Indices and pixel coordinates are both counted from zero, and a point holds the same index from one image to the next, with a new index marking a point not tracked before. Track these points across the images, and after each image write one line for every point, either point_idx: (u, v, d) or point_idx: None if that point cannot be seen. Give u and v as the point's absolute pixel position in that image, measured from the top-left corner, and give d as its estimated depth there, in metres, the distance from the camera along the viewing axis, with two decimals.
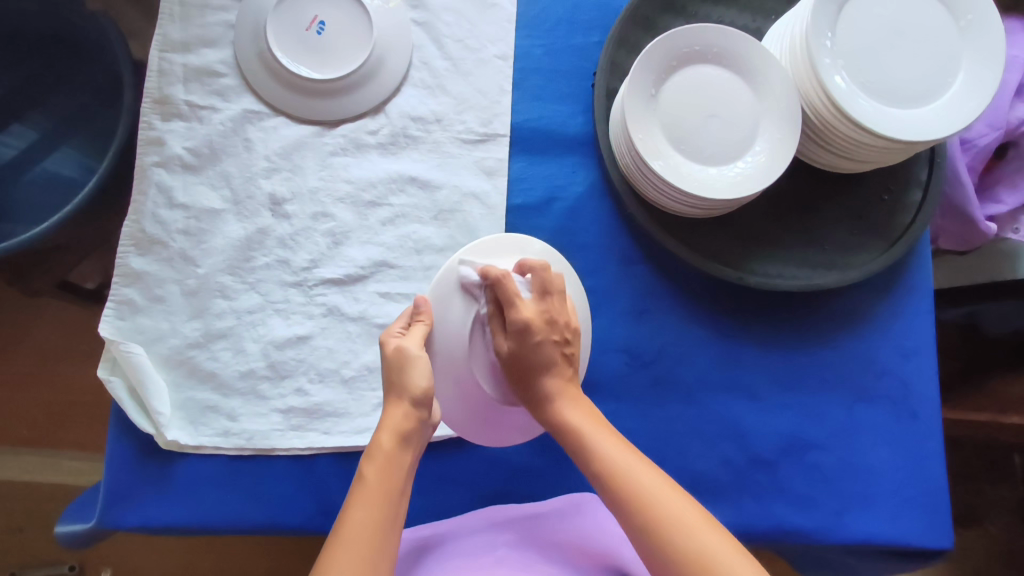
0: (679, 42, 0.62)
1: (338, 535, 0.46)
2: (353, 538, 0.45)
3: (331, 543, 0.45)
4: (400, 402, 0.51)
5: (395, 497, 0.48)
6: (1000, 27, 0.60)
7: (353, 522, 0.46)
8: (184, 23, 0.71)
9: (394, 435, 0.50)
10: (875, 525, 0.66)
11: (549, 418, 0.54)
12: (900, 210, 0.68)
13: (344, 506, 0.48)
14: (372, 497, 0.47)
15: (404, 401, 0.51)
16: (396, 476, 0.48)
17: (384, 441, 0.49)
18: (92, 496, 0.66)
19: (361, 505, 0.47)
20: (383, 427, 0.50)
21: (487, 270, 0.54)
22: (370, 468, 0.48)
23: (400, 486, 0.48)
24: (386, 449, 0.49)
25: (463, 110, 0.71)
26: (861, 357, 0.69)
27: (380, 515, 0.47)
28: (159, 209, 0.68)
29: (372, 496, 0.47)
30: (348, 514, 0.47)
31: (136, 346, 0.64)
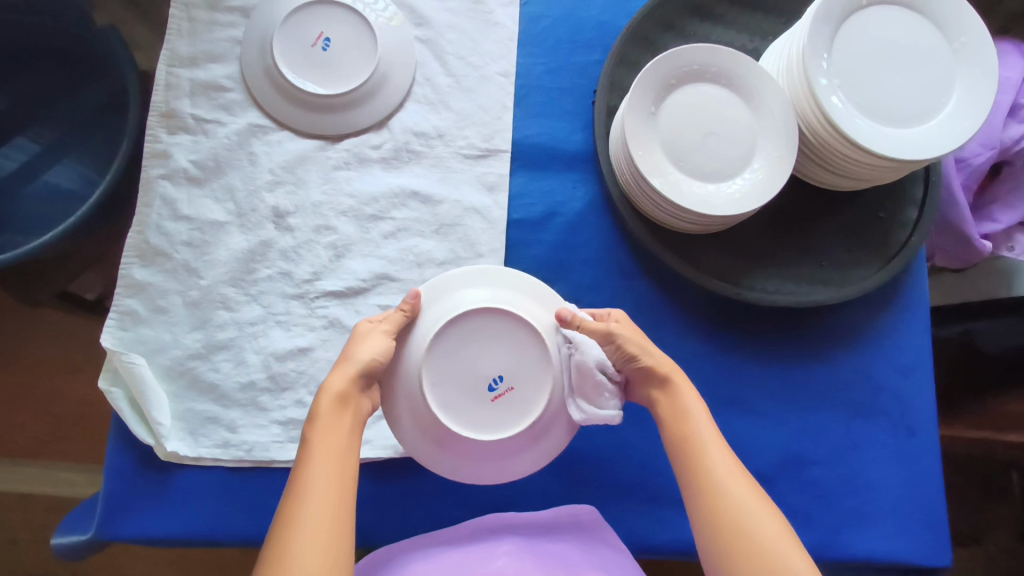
0: (678, 61, 0.63)
1: (292, 494, 0.48)
2: (306, 493, 0.47)
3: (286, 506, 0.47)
4: (338, 370, 0.53)
5: (339, 454, 0.49)
6: (993, 49, 0.61)
7: (303, 479, 0.48)
8: (192, 39, 0.72)
9: (332, 398, 0.52)
10: (874, 542, 0.66)
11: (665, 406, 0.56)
12: (895, 228, 0.69)
13: (295, 467, 0.49)
14: (317, 456, 0.49)
15: (344, 367, 0.54)
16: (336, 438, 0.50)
17: (324, 404, 0.51)
18: (88, 507, 0.66)
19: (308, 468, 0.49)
20: (323, 392, 0.52)
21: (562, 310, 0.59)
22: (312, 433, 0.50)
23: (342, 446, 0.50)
24: (324, 411, 0.51)
25: (465, 126, 0.72)
26: (856, 373, 0.70)
27: (331, 467, 0.48)
28: (164, 220, 0.69)
29: (317, 459, 0.49)
30: (298, 477, 0.48)
31: (138, 357, 0.65)
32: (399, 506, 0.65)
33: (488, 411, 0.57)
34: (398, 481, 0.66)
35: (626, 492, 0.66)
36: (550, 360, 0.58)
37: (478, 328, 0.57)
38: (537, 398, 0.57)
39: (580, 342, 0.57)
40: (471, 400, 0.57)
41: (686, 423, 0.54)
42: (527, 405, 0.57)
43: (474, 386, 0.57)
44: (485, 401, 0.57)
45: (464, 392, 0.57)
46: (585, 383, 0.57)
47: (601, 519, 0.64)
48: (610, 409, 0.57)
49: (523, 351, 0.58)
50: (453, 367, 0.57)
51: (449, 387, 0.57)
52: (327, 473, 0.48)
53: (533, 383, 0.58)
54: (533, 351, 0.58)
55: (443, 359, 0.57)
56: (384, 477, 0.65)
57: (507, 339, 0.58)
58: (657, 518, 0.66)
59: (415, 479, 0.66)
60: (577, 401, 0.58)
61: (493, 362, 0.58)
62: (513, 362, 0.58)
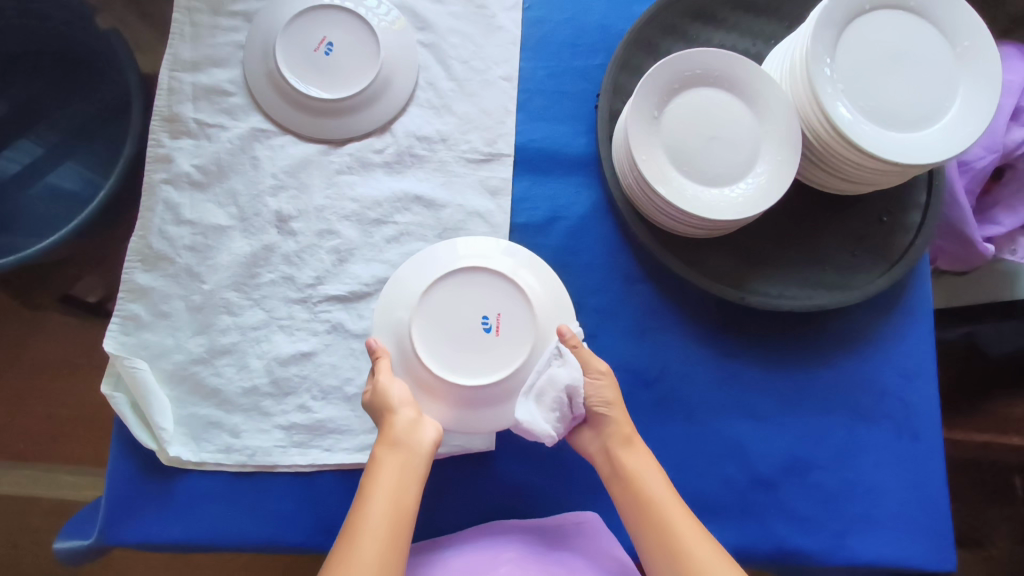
0: (681, 65, 0.63)
1: (348, 535, 0.49)
2: (360, 535, 0.49)
3: (344, 537, 0.49)
4: (386, 419, 0.55)
5: (396, 497, 0.51)
6: (996, 52, 0.61)
7: (360, 522, 0.49)
8: (195, 43, 0.72)
9: (388, 442, 0.53)
10: (879, 547, 0.66)
11: (622, 468, 0.56)
12: (899, 231, 0.69)
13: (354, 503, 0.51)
14: (375, 500, 0.50)
15: (389, 414, 0.55)
16: (393, 480, 0.51)
17: (381, 450, 0.53)
18: (89, 512, 0.66)
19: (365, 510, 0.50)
20: (380, 441, 0.54)
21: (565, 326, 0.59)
22: (370, 476, 0.52)
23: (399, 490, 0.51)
24: (384, 457, 0.52)
25: (468, 130, 0.72)
26: (861, 376, 0.70)
27: (387, 510, 0.50)
28: (167, 225, 0.69)
29: (377, 495, 0.50)
30: (355, 514, 0.50)
31: (141, 361, 0.65)
32: None
33: (499, 348, 0.59)
34: None
35: None
36: (510, 277, 0.60)
37: (449, 290, 0.60)
38: (525, 326, 0.59)
39: (567, 362, 0.57)
40: (469, 350, 0.58)
41: (642, 486, 0.54)
42: (525, 317, 0.59)
43: (467, 336, 0.59)
44: (487, 342, 0.59)
45: (465, 349, 0.58)
46: (547, 395, 0.56)
47: (603, 526, 0.63)
48: (548, 431, 0.56)
49: (491, 288, 0.60)
50: (442, 329, 0.59)
51: (447, 355, 0.58)
52: (385, 510, 0.50)
53: (517, 316, 0.59)
54: (495, 283, 0.60)
55: (432, 340, 0.58)
56: None
57: (481, 287, 0.60)
58: None
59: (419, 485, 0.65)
60: (528, 404, 0.57)
61: (477, 311, 0.60)
62: (492, 303, 0.60)
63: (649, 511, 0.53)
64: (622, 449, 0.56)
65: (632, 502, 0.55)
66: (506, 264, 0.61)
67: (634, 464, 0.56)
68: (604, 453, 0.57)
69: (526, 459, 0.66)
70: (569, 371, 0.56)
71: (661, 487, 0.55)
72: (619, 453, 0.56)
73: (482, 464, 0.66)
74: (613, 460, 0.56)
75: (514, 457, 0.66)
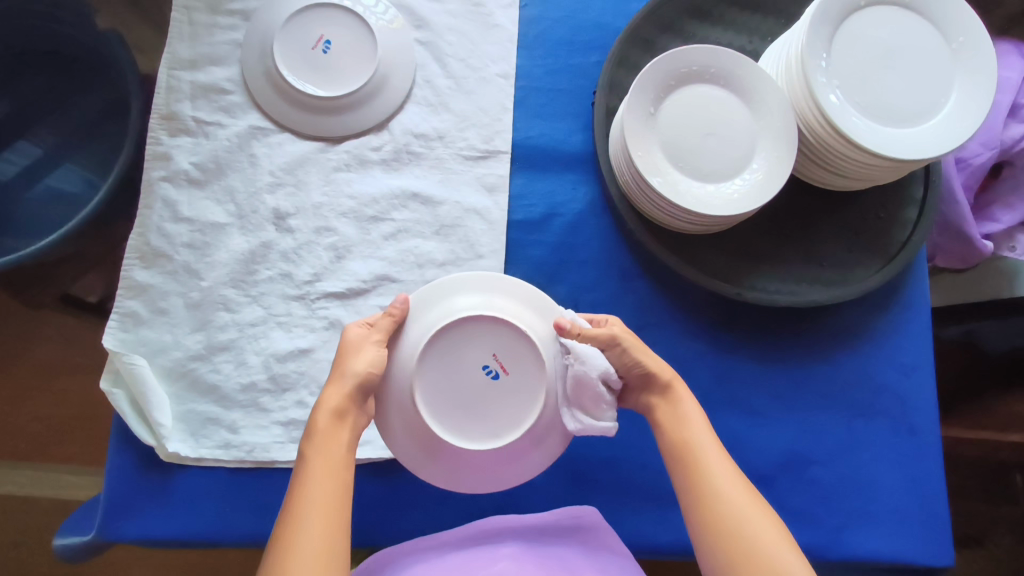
0: (677, 62, 0.63)
1: (292, 509, 0.48)
2: (306, 506, 0.48)
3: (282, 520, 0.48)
4: (336, 383, 0.54)
5: (336, 470, 0.50)
6: (991, 48, 0.61)
7: (302, 494, 0.48)
8: (192, 42, 0.73)
9: (330, 414, 0.52)
10: (876, 541, 0.66)
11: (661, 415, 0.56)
12: (895, 227, 0.69)
13: (292, 480, 0.50)
14: (316, 473, 0.49)
15: (345, 382, 0.53)
16: (334, 452, 0.51)
17: (320, 421, 0.52)
18: (89, 509, 0.66)
19: (309, 482, 0.49)
20: (319, 408, 0.53)
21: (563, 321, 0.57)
22: (311, 448, 0.51)
23: (340, 463, 0.51)
24: (321, 428, 0.52)
25: (465, 128, 0.73)
26: (857, 372, 0.70)
27: (330, 482, 0.49)
28: (165, 223, 0.69)
29: (314, 473, 0.49)
30: (298, 487, 0.49)
31: (139, 358, 0.65)
32: (400, 506, 0.65)
33: (521, 380, 0.57)
34: (399, 480, 0.66)
35: (626, 493, 0.66)
36: (470, 318, 0.56)
37: (435, 376, 0.57)
38: (521, 349, 0.57)
39: (579, 354, 0.56)
40: (490, 398, 0.57)
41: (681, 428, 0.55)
42: (521, 340, 0.57)
43: (483, 392, 0.57)
44: (504, 385, 0.58)
45: (494, 406, 0.57)
46: (584, 394, 0.56)
47: (602, 521, 0.63)
48: (607, 422, 0.56)
49: (471, 343, 0.57)
50: (460, 405, 0.57)
51: (477, 424, 0.57)
52: (322, 487, 0.49)
53: (509, 344, 0.57)
54: (468, 334, 0.57)
55: (469, 421, 0.57)
56: (385, 478, 0.66)
57: (457, 345, 0.57)
58: (656, 517, 0.66)
59: (417, 481, 0.66)
60: (571, 410, 0.57)
61: (472, 365, 0.57)
62: (476, 344, 0.57)
63: (684, 450, 0.54)
64: (660, 399, 0.57)
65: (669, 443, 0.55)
66: (458, 307, 0.57)
67: (672, 410, 0.56)
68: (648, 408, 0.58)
69: None
70: (583, 364, 0.55)
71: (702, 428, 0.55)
72: (659, 405, 0.57)
73: None
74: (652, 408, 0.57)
75: None
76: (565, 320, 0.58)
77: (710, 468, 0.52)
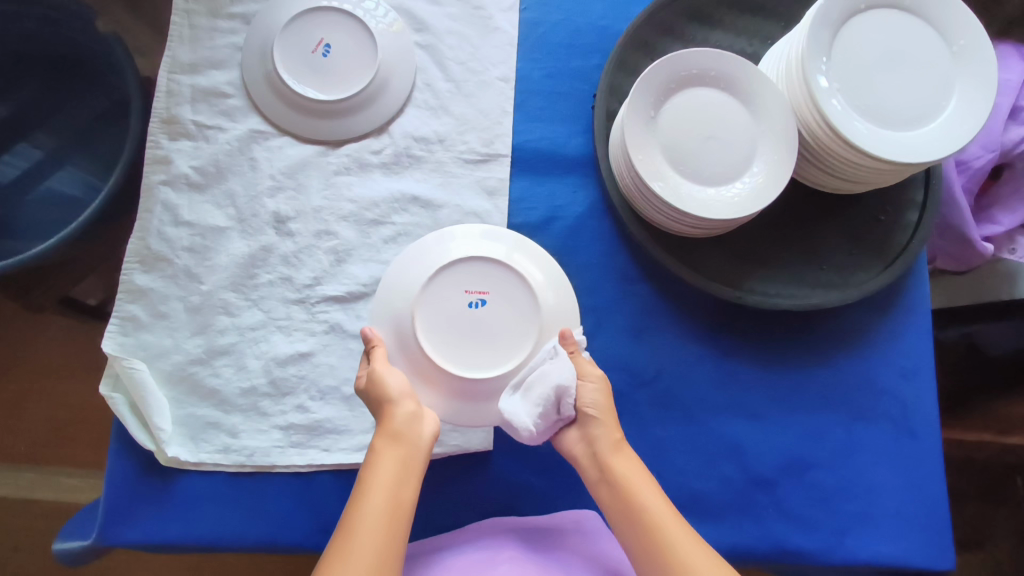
0: (678, 65, 0.63)
1: (344, 529, 0.49)
2: (359, 529, 0.48)
3: (338, 537, 0.48)
4: (386, 409, 0.55)
5: (394, 493, 0.50)
6: (991, 51, 0.61)
7: (357, 516, 0.49)
8: (193, 45, 0.73)
9: (388, 436, 0.53)
10: (878, 546, 0.66)
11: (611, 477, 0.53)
12: (896, 230, 0.69)
13: (351, 499, 0.51)
14: (374, 494, 0.50)
15: (390, 406, 0.54)
16: (392, 473, 0.51)
17: (379, 444, 0.53)
18: (89, 513, 0.66)
19: (364, 505, 0.49)
20: (379, 432, 0.54)
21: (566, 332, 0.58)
22: (369, 469, 0.51)
23: (397, 485, 0.51)
24: (381, 450, 0.52)
25: (465, 131, 0.73)
26: (858, 374, 0.70)
27: (387, 505, 0.49)
28: (165, 226, 0.69)
29: (375, 491, 0.50)
30: (354, 507, 0.50)
31: (139, 362, 0.65)
32: None
33: (496, 276, 0.61)
34: None
35: None
36: (422, 291, 0.60)
37: (446, 342, 0.59)
38: (472, 269, 0.61)
39: (561, 360, 0.56)
40: (490, 318, 0.60)
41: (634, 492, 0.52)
42: (458, 265, 0.60)
43: (483, 318, 0.60)
44: (492, 303, 0.60)
45: (500, 317, 0.60)
46: (533, 390, 0.56)
47: (600, 520, 0.64)
48: (528, 424, 0.55)
49: (440, 301, 0.60)
50: (481, 340, 0.59)
51: (502, 342, 0.59)
52: (381, 507, 0.49)
53: (462, 275, 0.60)
54: (432, 298, 0.60)
55: (511, 327, 0.60)
56: None
57: (431, 311, 0.60)
58: None
59: None
60: (513, 399, 0.57)
61: (456, 311, 0.60)
62: (440, 293, 0.60)
63: (644, 522, 0.51)
64: (613, 454, 0.54)
65: (623, 511, 0.52)
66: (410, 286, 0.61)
67: (623, 470, 0.53)
68: (592, 458, 0.55)
69: (525, 460, 0.66)
70: (560, 367, 0.56)
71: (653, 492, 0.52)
72: (608, 459, 0.54)
73: (480, 464, 0.66)
74: (602, 464, 0.54)
75: (513, 456, 0.66)
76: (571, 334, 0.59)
77: (675, 545, 0.50)
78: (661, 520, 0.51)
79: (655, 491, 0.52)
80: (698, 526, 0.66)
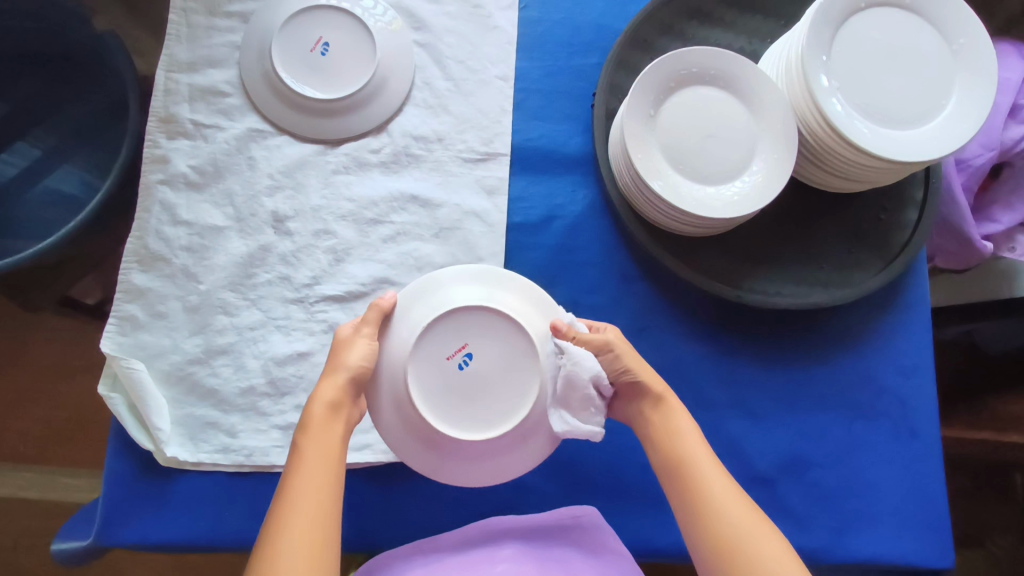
0: (677, 64, 0.63)
1: (285, 494, 0.50)
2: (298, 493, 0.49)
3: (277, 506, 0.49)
4: (331, 377, 0.55)
5: (330, 462, 0.52)
6: (992, 49, 0.61)
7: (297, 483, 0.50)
8: (191, 44, 0.73)
9: (323, 406, 0.54)
10: (878, 543, 0.66)
11: (654, 427, 0.57)
12: (895, 228, 0.69)
13: (286, 466, 0.52)
14: (309, 463, 0.51)
15: (333, 376, 0.55)
16: (327, 445, 0.53)
17: (314, 412, 0.54)
18: (87, 513, 0.66)
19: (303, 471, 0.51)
20: (313, 400, 0.55)
21: (557, 325, 0.58)
22: (304, 439, 0.53)
23: (332, 455, 0.52)
24: (317, 421, 0.53)
25: (464, 130, 0.72)
26: (858, 374, 0.70)
27: (325, 472, 0.51)
28: (163, 226, 0.69)
29: (310, 464, 0.51)
30: (292, 473, 0.51)
31: (137, 362, 0.65)
32: (400, 510, 0.65)
33: (450, 332, 0.57)
34: (399, 486, 0.65)
35: (628, 496, 0.66)
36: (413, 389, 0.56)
37: (472, 407, 0.56)
38: (431, 335, 0.57)
39: (572, 353, 0.56)
40: (483, 360, 0.57)
41: (676, 441, 0.55)
42: (418, 343, 0.56)
43: (477, 368, 0.57)
44: (478, 349, 0.57)
45: (494, 355, 0.57)
46: (574, 396, 0.56)
47: (602, 520, 0.63)
48: (593, 426, 0.56)
49: (431, 381, 0.56)
50: (499, 380, 0.57)
51: (509, 371, 0.57)
52: (318, 475, 0.51)
53: (430, 347, 0.57)
54: (426, 386, 0.56)
55: (505, 340, 0.57)
56: (384, 482, 0.65)
57: (433, 395, 0.56)
58: (657, 520, 0.66)
59: (416, 484, 0.65)
60: (560, 412, 0.57)
61: (450, 376, 0.57)
62: (421, 366, 0.56)
63: (683, 467, 0.54)
64: (653, 408, 0.57)
65: (666, 463, 0.55)
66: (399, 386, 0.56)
67: (664, 421, 0.56)
68: (638, 415, 0.58)
69: None
70: (580, 359, 0.56)
71: (694, 440, 0.55)
72: (650, 413, 0.57)
73: None
74: (645, 421, 0.57)
75: None
76: (560, 322, 0.58)
77: (709, 488, 0.52)
78: (700, 464, 0.54)
79: (696, 439, 0.55)
80: None
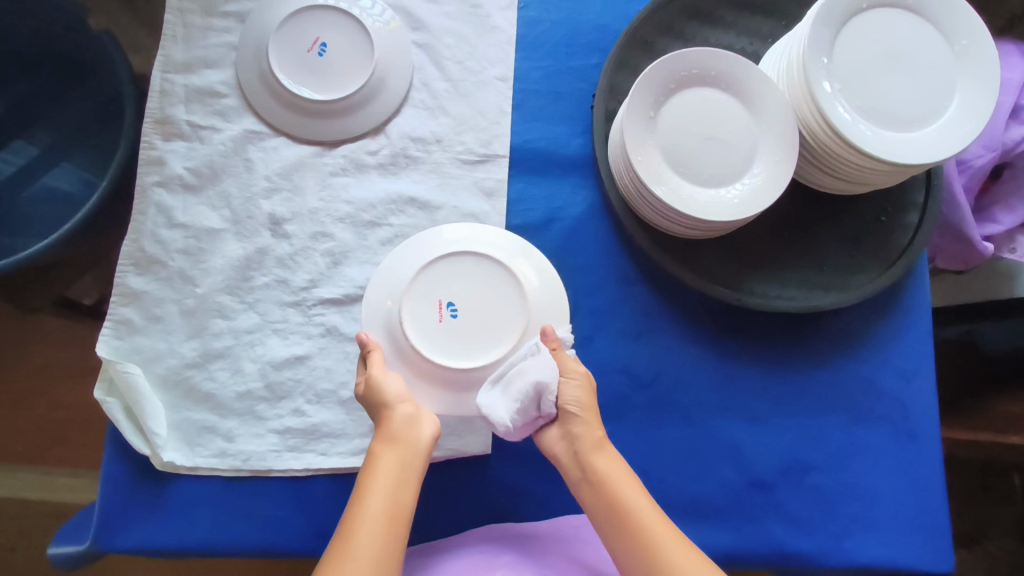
0: (678, 64, 0.63)
1: (345, 529, 0.50)
2: (357, 530, 0.49)
3: (339, 538, 0.50)
4: (383, 415, 0.55)
5: (393, 495, 0.51)
6: (995, 51, 0.60)
7: (356, 518, 0.50)
8: (187, 44, 0.72)
9: (384, 440, 0.54)
10: (878, 548, 0.66)
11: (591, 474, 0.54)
12: (897, 230, 0.68)
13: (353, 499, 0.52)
14: (372, 497, 0.51)
15: (385, 413, 0.55)
16: (390, 475, 0.52)
17: (377, 449, 0.54)
18: (83, 517, 0.65)
19: (362, 506, 0.50)
20: (376, 437, 0.55)
21: (548, 330, 0.58)
22: (368, 472, 0.52)
23: (396, 488, 0.52)
24: (379, 455, 0.53)
25: (462, 131, 0.72)
26: (858, 377, 0.69)
27: (386, 506, 0.50)
28: (159, 228, 0.68)
29: (374, 494, 0.51)
30: (355, 507, 0.51)
31: (133, 366, 0.64)
32: None
33: (424, 297, 0.60)
34: None
35: None
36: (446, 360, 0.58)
37: (496, 327, 0.60)
38: (407, 320, 0.59)
39: (543, 356, 0.56)
40: (463, 297, 0.60)
41: (617, 489, 0.53)
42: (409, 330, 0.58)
43: (466, 306, 0.60)
44: (450, 296, 0.60)
45: (468, 286, 0.60)
46: (514, 384, 0.56)
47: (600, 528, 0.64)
48: (506, 420, 0.56)
49: (449, 340, 0.59)
50: (496, 290, 0.60)
51: (490, 284, 0.61)
52: (380, 509, 0.50)
53: (416, 329, 0.59)
54: (453, 349, 0.59)
55: (483, 276, 0.61)
56: None
57: (463, 347, 0.59)
58: None
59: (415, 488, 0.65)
60: (492, 391, 0.57)
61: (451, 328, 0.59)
62: (432, 342, 0.59)
63: (625, 520, 0.51)
64: (594, 452, 0.55)
65: (604, 512, 0.53)
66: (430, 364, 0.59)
67: (604, 467, 0.54)
68: (571, 455, 0.56)
69: (524, 464, 0.66)
70: (542, 364, 0.56)
71: (635, 489, 0.53)
72: (589, 457, 0.54)
73: (479, 468, 0.66)
74: (584, 464, 0.54)
75: (511, 461, 0.66)
76: (553, 332, 0.59)
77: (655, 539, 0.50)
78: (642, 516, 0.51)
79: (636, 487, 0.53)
80: (695, 531, 0.66)
